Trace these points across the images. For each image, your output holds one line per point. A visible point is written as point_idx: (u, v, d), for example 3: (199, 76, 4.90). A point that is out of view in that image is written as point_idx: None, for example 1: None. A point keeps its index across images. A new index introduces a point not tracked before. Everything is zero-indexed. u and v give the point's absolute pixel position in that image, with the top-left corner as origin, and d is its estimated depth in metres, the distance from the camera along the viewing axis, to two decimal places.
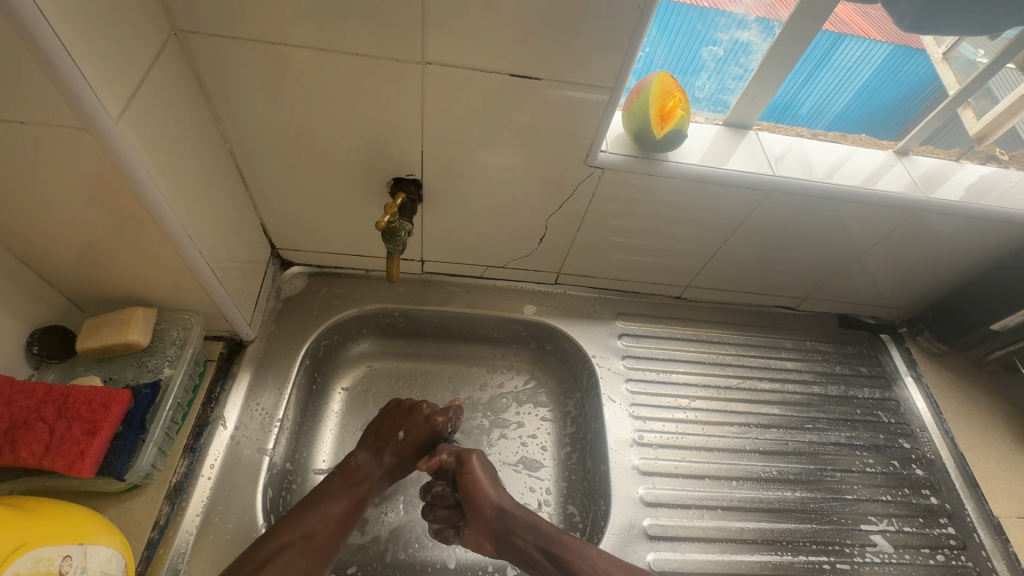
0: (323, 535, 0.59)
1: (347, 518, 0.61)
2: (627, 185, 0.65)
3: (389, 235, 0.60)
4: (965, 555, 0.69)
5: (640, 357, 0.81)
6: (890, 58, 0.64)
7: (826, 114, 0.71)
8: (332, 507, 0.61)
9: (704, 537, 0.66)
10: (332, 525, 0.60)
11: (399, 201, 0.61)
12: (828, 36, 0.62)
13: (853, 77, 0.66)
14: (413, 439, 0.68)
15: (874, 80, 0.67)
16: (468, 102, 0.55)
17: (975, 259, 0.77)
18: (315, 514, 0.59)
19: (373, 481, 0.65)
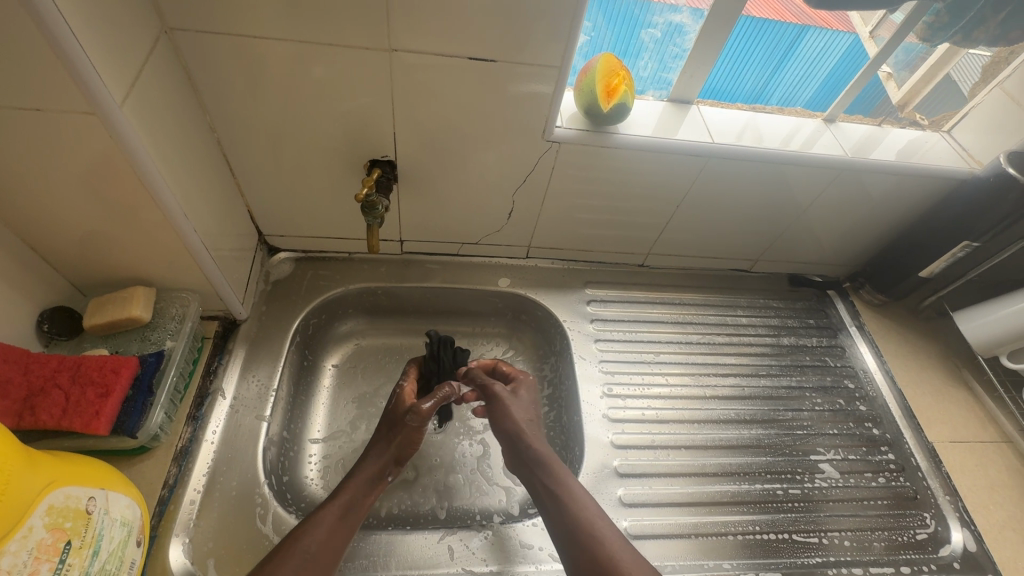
0: (322, 552, 0.57)
1: (343, 533, 0.59)
2: (582, 159, 0.72)
3: (367, 209, 0.65)
4: (904, 476, 0.77)
5: (607, 320, 0.88)
6: (851, 48, 0.75)
7: (773, 95, 0.81)
8: (325, 518, 0.59)
9: (671, 472, 0.73)
10: (329, 534, 0.58)
11: (374, 179, 0.66)
12: (793, 30, 0.71)
13: (803, 65, 0.77)
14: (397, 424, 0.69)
15: (817, 68, 0.77)
16: (433, 84, 0.61)
17: (902, 214, 0.86)
18: (309, 532, 0.57)
19: (357, 481, 0.64)
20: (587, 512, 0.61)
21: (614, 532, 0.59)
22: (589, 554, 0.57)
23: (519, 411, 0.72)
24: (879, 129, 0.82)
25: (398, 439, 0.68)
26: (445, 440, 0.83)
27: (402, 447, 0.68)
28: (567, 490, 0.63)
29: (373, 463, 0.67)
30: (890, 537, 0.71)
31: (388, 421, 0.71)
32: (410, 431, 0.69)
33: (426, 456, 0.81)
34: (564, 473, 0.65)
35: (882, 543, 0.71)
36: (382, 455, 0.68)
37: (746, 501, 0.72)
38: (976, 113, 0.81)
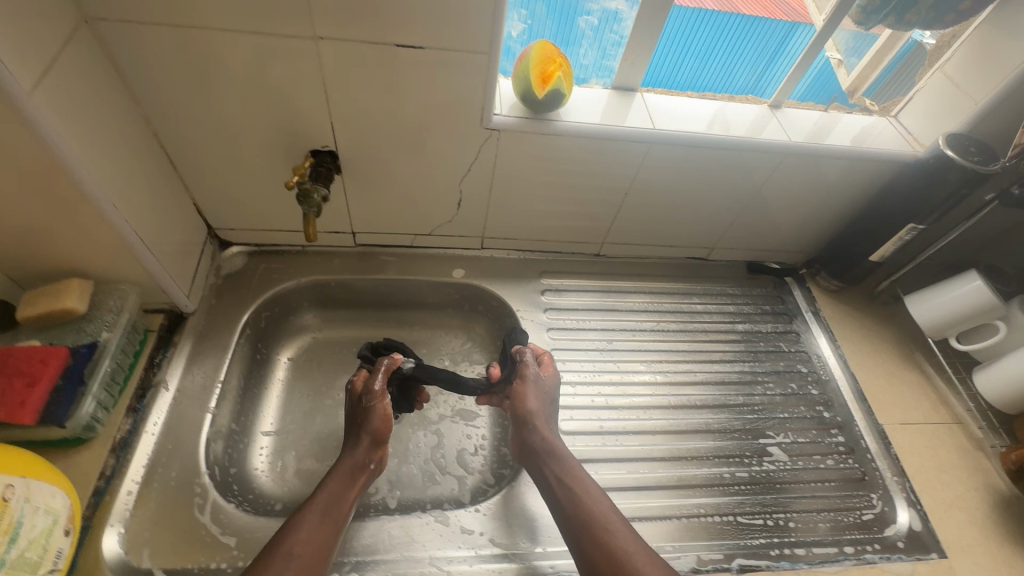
0: (308, 553, 0.54)
1: (328, 531, 0.57)
2: (524, 146, 0.72)
3: (302, 197, 0.64)
4: (853, 458, 0.78)
5: (561, 309, 0.88)
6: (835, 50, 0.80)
7: (730, 85, 0.82)
8: (308, 517, 0.57)
9: (617, 457, 0.74)
10: (319, 528, 0.57)
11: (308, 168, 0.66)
12: (782, 26, 0.75)
13: (739, 50, 0.78)
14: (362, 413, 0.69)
15: (770, 55, 0.79)
16: (364, 73, 0.61)
17: (852, 199, 0.86)
18: (293, 533, 0.55)
19: (338, 474, 0.64)
20: (598, 508, 0.60)
21: (628, 531, 0.58)
22: (601, 552, 0.56)
23: (535, 398, 0.71)
24: (830, 115, 0.82)
25: (366, 424, 0.68)
26: (399, 431, 0.83)
27: (373, 433, 0.67)
28: (580, 486, 0.62)
29: (348, 456, 0.66)
30: (836, 518, 0.72)
31: (353, 414, 0.70)
32: (376, 418, 0.68)
33: None
34: (574, 467, 0.65)
35: (828, 524, 0.71)
36: (361, 449, 0.66)
37: (681, 486, 0.72)
38: (918, 98, 0.80)
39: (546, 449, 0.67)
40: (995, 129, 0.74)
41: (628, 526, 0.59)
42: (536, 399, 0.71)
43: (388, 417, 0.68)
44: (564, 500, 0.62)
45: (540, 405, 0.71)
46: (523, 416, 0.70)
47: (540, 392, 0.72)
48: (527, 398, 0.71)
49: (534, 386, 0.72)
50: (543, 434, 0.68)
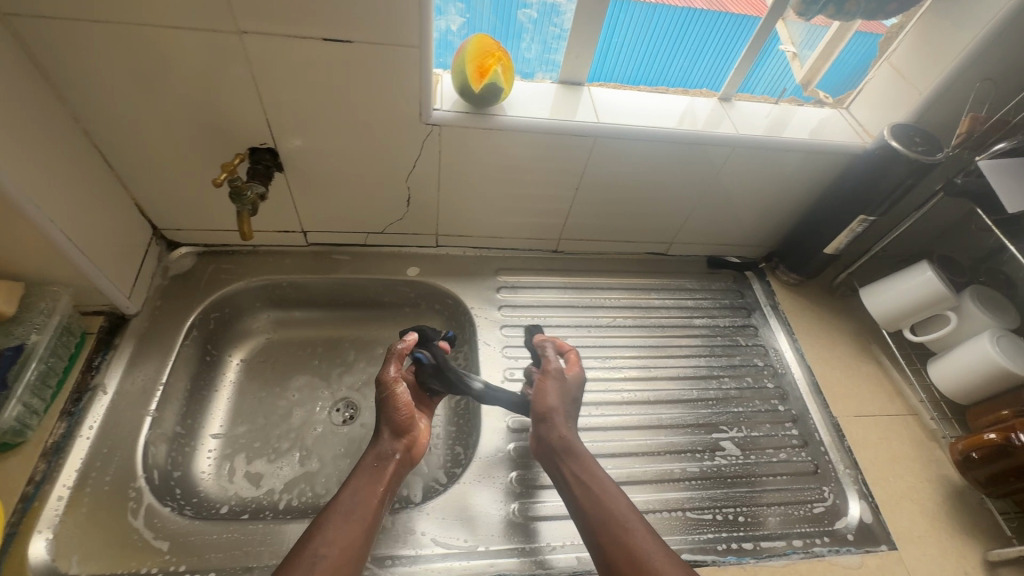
0: (335, 555, 0.52)
1: (357, 529, 0.55)
2: (467, 142, 0.72)
3: (235, 194, 0.63)
4: (806, 451, 0.78)
5: (516, 306, 0.88)
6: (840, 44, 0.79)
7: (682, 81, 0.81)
8: (332, 517, 0.55)
9: None
10: (345, 528, 0.54)
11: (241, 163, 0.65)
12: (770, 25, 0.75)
13: (687, 42, 0.76)
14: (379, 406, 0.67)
15: (717, 48, 0.78)
16: (294, 68, 0.60)
17: (804, 191, 0.86)
18: (317, 535, 0.53)
19: (361, 470, 0.61)
20: (617, 509, 0.57)
21: (649, 533, 0.54)
22: (622, 553, 0.53)
23: (554, 395, 0.68)
24: (783, 108, 0.82)
25: (382, 417, 0.66)
26: (352, 431, 0.82)
27: (390, 424, 0.65)
28: (599, 486, 0.59)
29: (371, 449, 0.64)
30: (786, 511, 0.71)
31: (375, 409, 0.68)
32: (389, 410, 0.66)
33: (330, 446, 0.80)
34: (594, 466, 0.62)
35: (778, 518, 0.71)
36: (384, 444, 0.64)
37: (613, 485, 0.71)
38: (868, 88, 0.80)
39: (563, 447, 0.64)
40: (940, 118, 0.74)
41: (650, 528, 0.55)
42: (556, 394, 0.68)
43: (409, 405, 0.66)
44: (585, 502, 0.59)
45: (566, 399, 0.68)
46: (541, 413, 0.67)
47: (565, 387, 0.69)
48: (546, 394, 0.68)
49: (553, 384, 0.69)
50: (557, 431, 0.65)
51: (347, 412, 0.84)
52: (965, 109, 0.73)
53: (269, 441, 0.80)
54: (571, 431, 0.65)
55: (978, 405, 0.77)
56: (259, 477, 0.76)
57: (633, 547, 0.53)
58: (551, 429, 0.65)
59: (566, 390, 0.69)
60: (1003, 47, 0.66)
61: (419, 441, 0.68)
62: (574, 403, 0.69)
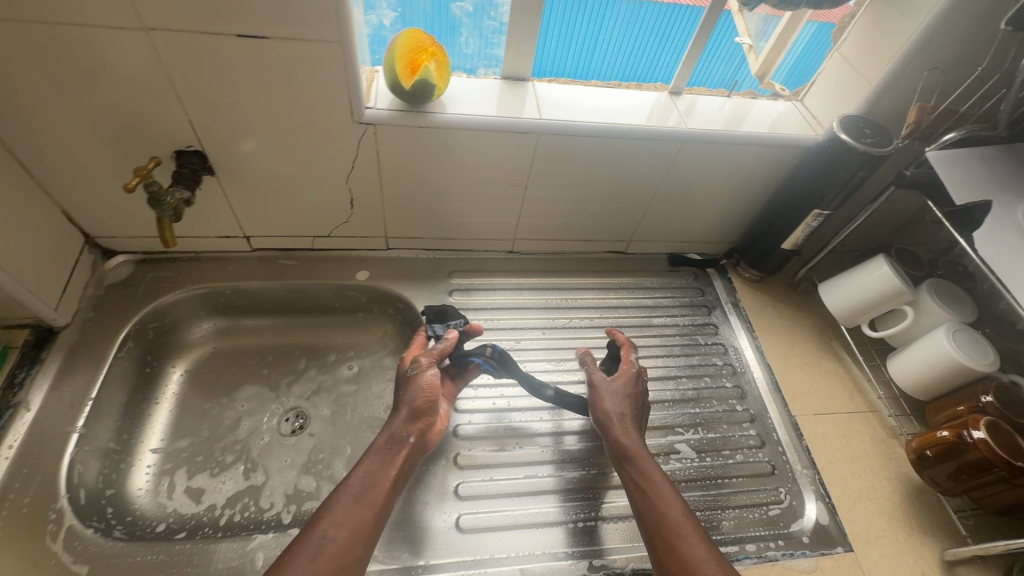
0: (343, 536, 0.53)
1: (366, 510, 0.56)
2: (406, 141, 0.69)
3: (154, 200, 0.60)
4: (763, 452, 0.76)
5: (469, 309, 0.86)
6: (814, 35, 0.78)
7: (633, 75, 0.80)
8: (337, 502, 0.55)
9: (515, 461, 0.72)
10: (354, 510, 0.55)
11: (152, 165, 0.61)
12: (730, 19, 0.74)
13: (641, 37, 0.75)
14: (403, 383, 0.68)
15: (669, 46, 0.76)
16: (212, 66, 0.58)
17: (760, 187, 0.85)
18: (323, 518, 0.54)
19: (377, 449, 0.62)
20: (672, 517, 0.57)
21: (702, 541, 0.54)
22: (672, 560, 0.54)
23: (609, 399, 0.68)
24: (736, 101, 0.80)
25: (404, 397, 0.66)
26: (299, 442, 0.80)
27: (409, 404, 0.65)
28: (655, 492, 0.59)
29: (385, 431, 0.64)
30: (739, 515, 0.69)
31: (398, 385, 0.68)
32: (413, 388, 0.66)
33: (275, 457, 0.78)
34: (651, 472, 0.61)
35: (732, 522, 0.69)
36: (398, 422, 0.64)
37: (602, 488, 0.71)
38: (821, 80, 0.79)
39: (622, 452, 0.64)
40: (890, 109, 0.73)
41: (703, 535, 0.55)
42: (607, 401, 0.68)
43: (431, 387, 0.67)
44: (642, 507, 0.59)
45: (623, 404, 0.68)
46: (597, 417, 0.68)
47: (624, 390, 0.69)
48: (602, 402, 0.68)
49: (610, 390, 0.69)
50: (616, 438, 0.65)
51: (297, 422, 0.82)
52: (914, 99, 0.72)
53: (213, 454, 0.77)
54: (631, 434, 0.65)
55: (937, 401, 0.76)
56: (201, 492, 0.73)
57: (682, 553, 0.53)
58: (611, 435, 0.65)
59: (622, 392, 0.69)
60: (947, 35, 0.65)
61: (434, 427, 0.68)
62: (638, 406, 0.68)
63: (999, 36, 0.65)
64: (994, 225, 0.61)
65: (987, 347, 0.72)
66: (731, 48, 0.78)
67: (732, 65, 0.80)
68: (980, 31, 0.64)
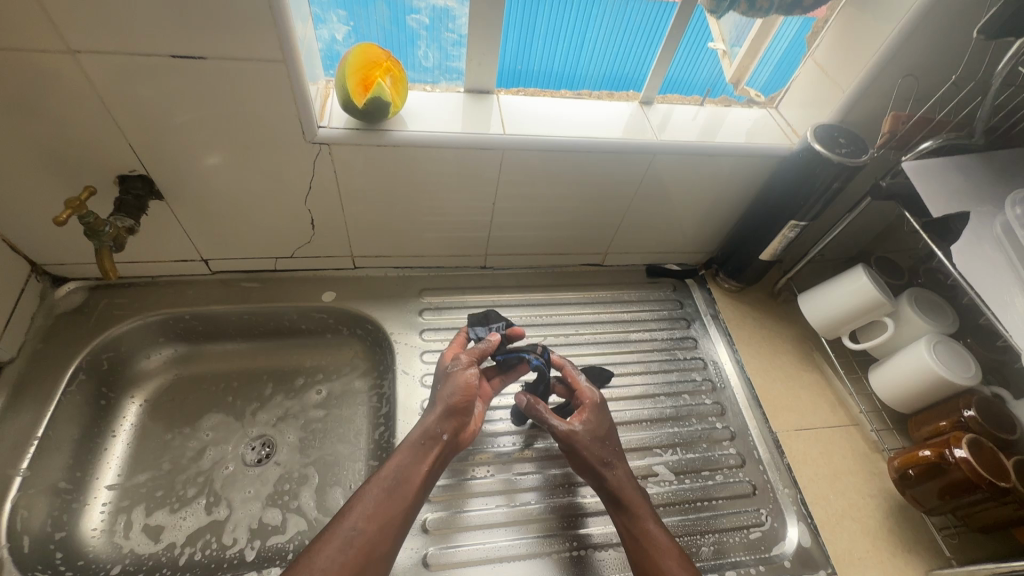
0: (372, 529, 0.56)
1: (393, 505, 0.58)
2: (363, 160, 0.66)
3: (91, 231, 0.59)
4: (744, 471, 0.73)
5: (439, 328, 0.83)
6: (800, 31, 0.73)
7: (621, 73, 0.76)
8: (368, 495, 0.58)
9: (485, 491, 0.69)
10: (378, 504, 0.57)
11: (85, 196, 0.59)
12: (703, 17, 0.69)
13: (629, 32, 0.70)
14: (444, 377, 0.68)
15: (659, 42, 0.71)
16: (149, 89, 0.55)
17: (736, 197, 0.82)
18: (353, 510, 0.57)
19: (410, 442, 0.63)
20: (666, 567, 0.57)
21: None
22: None
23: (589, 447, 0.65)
24: (710, 110, 0.77)
25: (441, 393, 0.66)
26: (263, 472, 0.76)
27: (445, 400, 0.65)
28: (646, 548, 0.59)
29: (419, 426, 0.64)
30: (720, 540, 0.67)
31: (439, 378, 0.68)
32: (451, 383, 0.67)
33: (238, 489, 0.74)
34: (641, 526, 0.61)
35: (712, 548, 0.66)
36: (433, 416, 0.65)
37: (580, 516, 0.68)
38: (798, 87, 0.76)
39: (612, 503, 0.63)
40: (864, 118, 0.71)
41: None
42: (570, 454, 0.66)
43: (467, 388, 0.66)
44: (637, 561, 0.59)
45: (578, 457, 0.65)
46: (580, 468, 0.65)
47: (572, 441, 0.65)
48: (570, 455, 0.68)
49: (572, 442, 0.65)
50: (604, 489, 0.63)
51: (263, 450, 0.78)
52: (889, 107, 0.70)
53: (173, 488, 0.73)
54: (615, 483, 0.63)
55: (920, 414, 0.73)
56: (159, 530, 0.70)
57: None
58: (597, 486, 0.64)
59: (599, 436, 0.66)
60: (920, 41, 0.63)
61: (468, 427, 0.68)
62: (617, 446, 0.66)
63: (969, 43, 0.63)
64: (971, 237, 0.59)
65: (969, 359, 0.70)
66: (706, 54, 0.74)
67: (707, 71, 0.77)
68: (951, 38, 0.62)
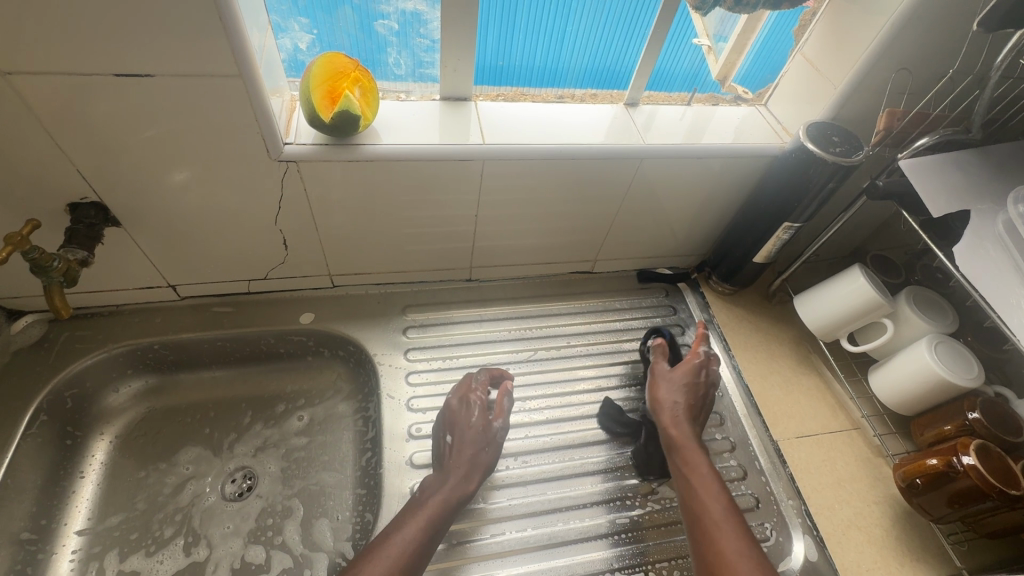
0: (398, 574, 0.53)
1: (417, 552, 0.55)
2: (335, 176, 0.62)
3: (38, 268, 0.55)
4: (746, 484, 0.71)
5: (425, 348, 0.80)
6: (774, 22, 0.69)
7: (603, 69, 0.72)
8: (389, 550, 0.54)
9: (479, 519, 0.65)
10: (409, 551, 0.55)
11: (28, 229, 0.55)
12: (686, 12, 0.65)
13: (609, 26, 0.66)
14: (458, 431, 0.66)
15: (643, 40, 0.68)
16: (94, 110, 0.50)
17: (728, 199, 0.79)
18: (374, 563, 0.53)
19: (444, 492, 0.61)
20: (712, 504, 0.57)
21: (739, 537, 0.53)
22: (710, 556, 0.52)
23: (676, 394, 0.68)
24: (697, 109, 0.75)
25: (462, 456, 0.64)
26: (243, 508, 0.72)
27: (477, 469, 0.64)
28: (700, 483, 0.59)
29: (452, 489, 0.61)
30: None
31: (451, 427, 0.67)
32: (474, 441, 0.65)
33: (218, 527, 0.70)
34: (699, 465, 0.61)
35: None
36: (456, 478, 0.62)
37: (599, 537, 0.65)
38: (786, 82, 0.73)
39: (682, 442, 0.64)
40: (856, 114, 0.69)
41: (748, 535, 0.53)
42: (676, 389, 0.68)
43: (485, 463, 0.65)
44: (687, 497, 0.59)
45: (695, 393, 0.68)
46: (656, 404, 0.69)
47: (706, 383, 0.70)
48: (661, 386, 0.69)
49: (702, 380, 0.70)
50: (682, 427, 0.65)
51: (244, 482, 0.74)
52: (882, 102, 0.67)
53: (149, 530, 0.69)
54: (688, 425, 0.65)
55: (922, 417, 0.72)
56: None
57: (720, 542, 0.53)
58: (677, 423, 0.65)
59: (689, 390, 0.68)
60: (914, 35, 0.60)
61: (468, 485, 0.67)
62: (701, 400, 0.68)
63: (964, 33, 0.60)
64: (974, 237, 0.57)
65: (972, 360, 0.68)
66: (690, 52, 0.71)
67: (693, 69, 0.74)
68: (944, 30, 0.60)
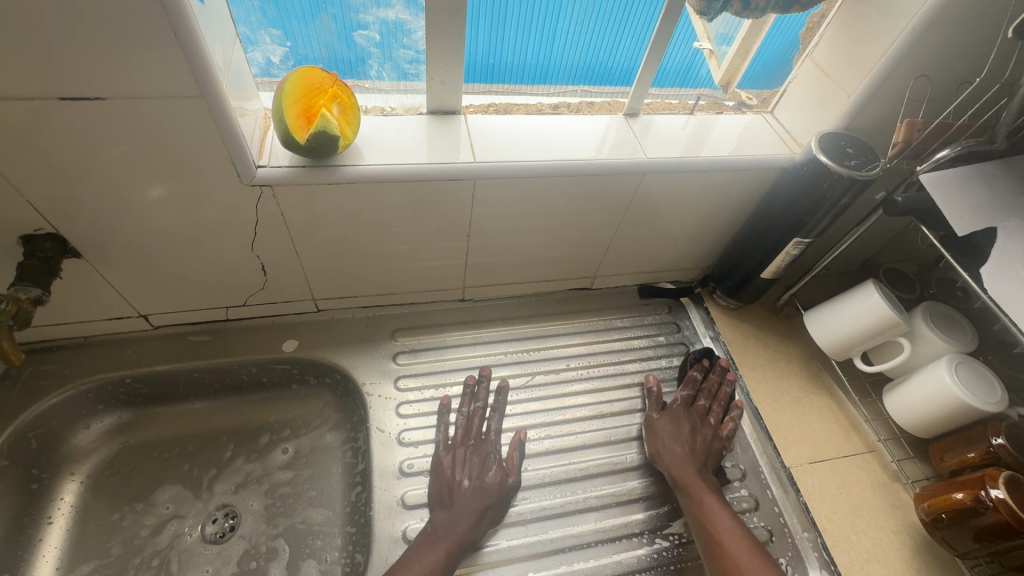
0: None
1: None
2: (315, 199, 0.58)
3: None
4: (759, 515, 0.67)
5: (417, 375, 0.75)
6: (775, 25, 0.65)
7: (601, 73, 0.68)
8: None
9: (477, 564, 0.61)
10: None
11: None
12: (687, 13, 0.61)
13: (598, 25, 0.62)
14: (469, 473, 0.65)
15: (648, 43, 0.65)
16: (40, 136, 0.45)
17: (734, 213, 0.76)
18: None
19: (456, 535, 0.60)
20: (732, 544, 0.59)
21: None
22: None
23: (674, 436, 0.69)
24: (700, 118, 0.70)
25: (475, 499, 0.62)
26: (224, 550, 0.67)
27: (488, 517, 0.62)
28: (722, 527, 0.60)
29: (461, 532, 0.60)
30: None
31: (459, 468, 0.65)
32: (486, 488, 0.64)
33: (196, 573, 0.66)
34: (712, 505, 0.62)
35: None
36: (466, 522, 0.61)
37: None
38: (792, 89, 0.69)
39: (687, 480, 0.65)
40: (869, 123, 0.65)
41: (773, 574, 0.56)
42: (674, 434, 0.69)
43: (496, 513, 0.63)
44: (706, 542, 0.60)
45: (689, 434, 0.69)
46: (653, 449, 0.69)
47: (698, 423, 0.71)
48: (658, 432, 0.70)
49: (692, 421, 0.71)
50: (683, 466, 0.66)
51: (225, 522, 0.69)
52: (897, 111, 0.63)
53: None
54: (694, 467, 0.66)
55: (941, 441, 0.68)
56: None
57: None
58: (678, 464, 0.66)
59: (685, 432, 0.69)
60: (934, 40, 0.56)
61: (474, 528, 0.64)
62: (702, 441, 0.69)
63: (987, 36, 0.56)
64: (1004, 256, 0.53)
65: (995, 382, 0.65)
66: (687, 53, 0.67)
67: (695, 76, 0.70)
68: (966, 34, 0.56)
